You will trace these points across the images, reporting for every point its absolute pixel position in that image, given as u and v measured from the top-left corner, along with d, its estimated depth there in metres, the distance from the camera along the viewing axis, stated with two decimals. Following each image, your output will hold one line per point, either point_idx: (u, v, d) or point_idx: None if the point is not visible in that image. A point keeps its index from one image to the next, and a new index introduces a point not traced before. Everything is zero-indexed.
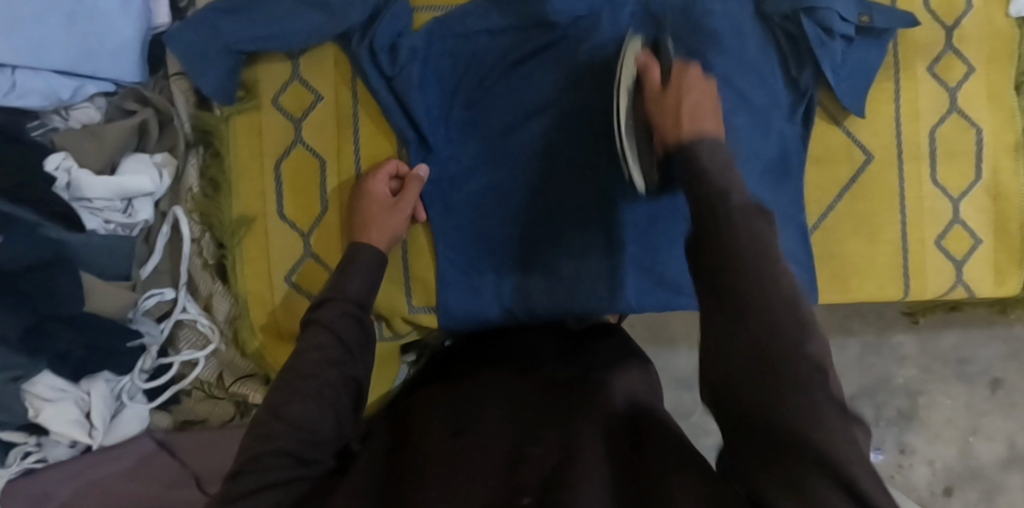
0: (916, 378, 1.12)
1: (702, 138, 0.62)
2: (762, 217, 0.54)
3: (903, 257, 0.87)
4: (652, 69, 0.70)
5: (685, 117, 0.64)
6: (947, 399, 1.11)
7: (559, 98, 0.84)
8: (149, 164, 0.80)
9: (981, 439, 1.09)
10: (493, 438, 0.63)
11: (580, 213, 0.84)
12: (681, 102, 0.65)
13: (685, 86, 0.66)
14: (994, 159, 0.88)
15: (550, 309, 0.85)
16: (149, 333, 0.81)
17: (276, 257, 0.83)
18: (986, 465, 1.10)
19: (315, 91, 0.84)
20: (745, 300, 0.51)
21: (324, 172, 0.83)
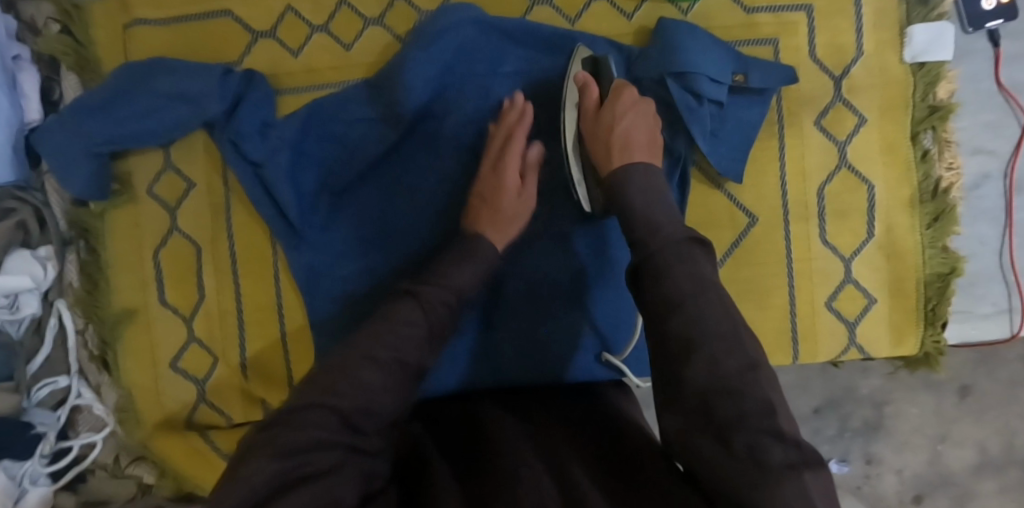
0: (881, 387, 0.96)
1: (632, 165, 0.68)
2: (696, 245, 0.56)
3: (791, 322, 0.83)
4: (590, 87, 0.75)
5: (615, 146, 0.70)
6: (914, 407, 0.95)
7: (430, 182, 0.82)
8: (32, 260, 0.82)
9: (951, 447, 0.95)
10: (510, 461, 0.53)
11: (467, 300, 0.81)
12: (614, 126, 0.71)
13: (618, 115, 0.72)
14: (888, 216, 0.82)
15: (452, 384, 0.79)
16: (42, 422, 0.84)
17: (161, 349, 0.84)
18: (957, 472, 0.95)
19: (187, 179, 0.84)
20: (675, 312, 0.52)
21: (201, 260, 0.84)
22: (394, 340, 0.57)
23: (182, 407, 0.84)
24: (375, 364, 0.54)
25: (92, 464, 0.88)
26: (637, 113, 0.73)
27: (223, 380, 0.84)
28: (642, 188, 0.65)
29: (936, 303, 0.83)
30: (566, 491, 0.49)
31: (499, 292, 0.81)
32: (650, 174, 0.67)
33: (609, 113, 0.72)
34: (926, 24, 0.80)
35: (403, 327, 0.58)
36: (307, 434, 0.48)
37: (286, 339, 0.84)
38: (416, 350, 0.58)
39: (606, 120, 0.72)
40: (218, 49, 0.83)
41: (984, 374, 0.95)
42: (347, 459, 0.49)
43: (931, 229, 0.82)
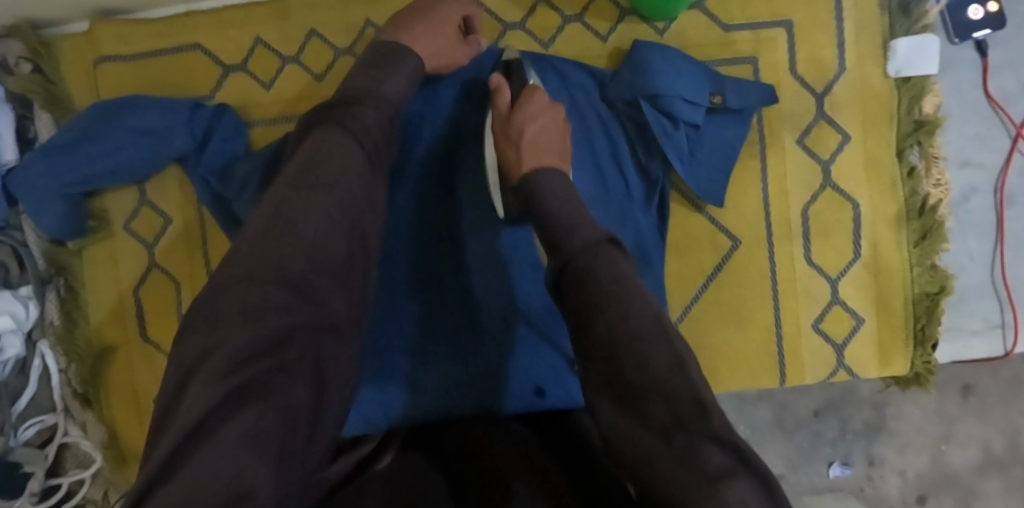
0: (882, 388, 0.92)
1: (541, 172, 0.65)
2: (611, 246, 0.51)
3: (777, 344, 0.82)
4: (503, 90, 0.74)
5: (525, 150, 0.69)
6: (916, 409, 0.92)
7: (407, 222, 0.82)
8: (12, 300, 0.81)
9: (954, 447, 0.91)
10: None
11: (446, 337, 0.80)
12: (525, 132, 0.70)
13: (529, 117, 0.72)
14: (874, 234, 0.80)
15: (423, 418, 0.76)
16: (31, 462, 0.85)
17: (142, 385, 0.85)
18: (961, 472, 0.92)
19: (163, 215, 0.84)
20: (604, 308, 0.46)
21: (179, 294, 0.84)
22: (318, 173, 0.51)
23: None
24: (315, 213, 0.49)
25: (82, 500, 0.87)
26: (549, 115, 0.72)
27: None
28: (556, 191, 0.62)
29: (925, 323, 0.81)
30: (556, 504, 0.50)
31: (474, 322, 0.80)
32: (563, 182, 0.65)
33: (518, 122, 0.71)
34: (910, 36, 0.78)
35: (332, 152, 0.53)
36: (231, 317, 0.43)
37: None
38: (349, 175, 0.53)
39: (514, 125, 0.72)
40: (190, 83, 0.83)
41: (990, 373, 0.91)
42: (305, 347, 0.44)
43: (919, 247, 0.80)
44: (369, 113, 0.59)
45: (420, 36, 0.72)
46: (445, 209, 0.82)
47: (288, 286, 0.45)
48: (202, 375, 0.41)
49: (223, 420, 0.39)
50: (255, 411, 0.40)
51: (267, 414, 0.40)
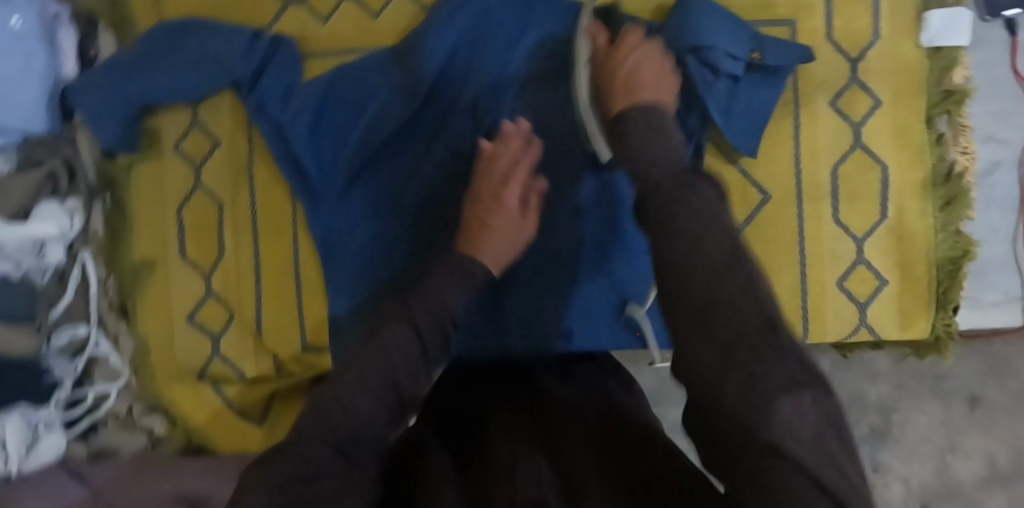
0: (888, 395, 0.98)
1: (633, 104, 0.70)
2: (689, 179, 0.58)
3: (801, 301, 0.83)
4: (598, 35, 0.79)
5: (622, 85, 0.73)
6: (922, 416, 0.97)
7: (453, 161, 0.84)
8: (60, 209, 0.83)
9: (959, 457, 0.96)
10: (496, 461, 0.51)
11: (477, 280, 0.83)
12: (628, 64, 0.74)
13: (626, 54, 0.75)
14: (900, 198, 0.82)
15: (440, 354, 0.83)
16: (61, 371, 0.86)
17: (177, 302, 0.86)
18: (966, 484, 0.97)
19: (213, 138, 0.86)
20: (678, 252, 0.52)
21: (222, 219, 0.86)
22: (376, 362, 0.58)
23: (198, 361, 0.86)
24: (366, 394, 0.55)
25: (106, 414, 0.90)
26: (648, 49, 0.76)
27: (236, 339, 0.86)
28: (639, 125, 0.68)
29: (946, 287, 0.82)
30: (569, 481, 0.48)
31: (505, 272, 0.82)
32: (652, 111, 0.70)
33: (614, 57, 0.76)
34: (943, 10, 0.81)
35: (391, 350, 0.60)
36: (286, 457, 0.46)
37: (301, 299, 0.86)
38: (394, 362, 0.59)
39: (609, 66, 0.76)
40: (250, 14, 0.86)
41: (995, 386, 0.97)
42: (336, 459, 0.48)
43: (944, 212, 0.82)
44: (424, 308, 0.66)
45: (483, 242, 0.76)
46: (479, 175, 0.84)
47: (333, 443, 0.49)
48: (247, 491, 0.44)
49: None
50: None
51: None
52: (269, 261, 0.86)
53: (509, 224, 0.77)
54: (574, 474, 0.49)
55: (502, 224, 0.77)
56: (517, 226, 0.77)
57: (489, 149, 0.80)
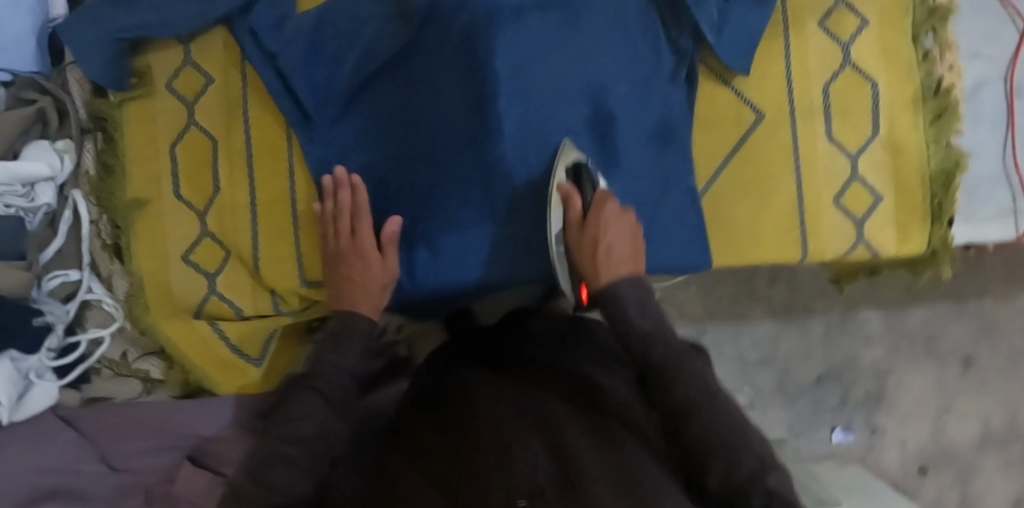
0: (883, 358, 1.39)
1: (617, 284, 0.75)
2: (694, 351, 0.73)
3: (799, 218, 0.84)
4: (572, 200, 0.77)
5: (602, 266, 0.76)
6: (917, 377, 1.39)
7: (445, 90, 0.80)
8: (49, 150, 0.83)
9: (954, 418, 1.39)
10: (484, 445, 0.59)
11: (485, 207, 0.80)
12: (602, 249, 0.76)
13: (601, 229, 0.76)
14: (891, 114, 0.83)
15: (438, 282, 0.82)
16: (52, 313, 0.84)
17: (171, 239, 0.84)
18: (960, 448, 1.39)
19: (206, 75, 0.86)
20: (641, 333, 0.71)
21: (217, 154, 0.85)
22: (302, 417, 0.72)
23: (195, 298, 0.84)
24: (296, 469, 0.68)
25: (100, 362, 0.88)
26: (620, 224, 0.77)
27: (233, 275, 0.85)
28: (634, 300, 0.75)
29: (941, 199, 0.83)
30: (564, 468, 0.57)
31: (508, 193, 0.79)
32: (634, 286, 0.76)
33: (592, 227, 0.76)
34: None
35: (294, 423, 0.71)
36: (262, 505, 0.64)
37: (295, 231, 0.85)
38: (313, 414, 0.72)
39: (591, 241, 0.76)
40: None
41: (987, 350, 1.40)
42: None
43: (933, 125, 0.83)
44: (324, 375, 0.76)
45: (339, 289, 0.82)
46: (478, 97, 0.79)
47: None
48: None
49: None
50: None
51: None
52: (265, 194, 0.85)
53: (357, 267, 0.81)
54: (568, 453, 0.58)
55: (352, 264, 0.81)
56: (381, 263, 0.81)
57: (321, 208, 0.82)
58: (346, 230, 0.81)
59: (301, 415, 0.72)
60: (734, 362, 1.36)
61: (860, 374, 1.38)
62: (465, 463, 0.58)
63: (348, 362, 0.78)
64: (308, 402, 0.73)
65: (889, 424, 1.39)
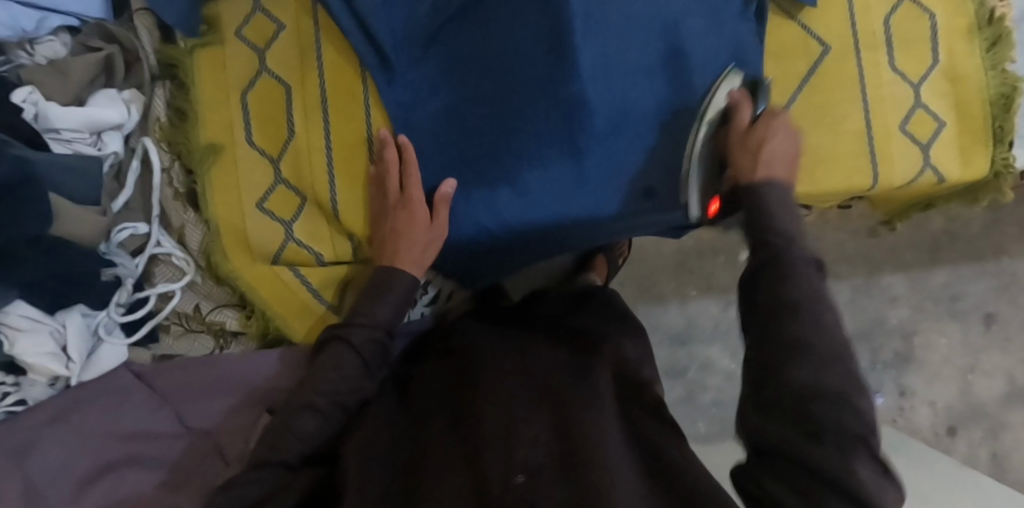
0: (909, 318, 1.40)
1: (766, 183, 0.68)
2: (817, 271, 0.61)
3: (868, 145, 0.86)
4: (742, 107, 0.75)
5: (759, 163, 0.69)
6: (942, 337, 1.40)
7: (524, 28, 0.80)
8: (117, 99, 0.81)
9: (979, 375, 1.39)
10: (483, 421, 0.62)
11: (570, 141, 0.79)
12: (764, 151, 0.70)
13: (770, 133, 0.71)
14: (949, 43, 0.87)
15: (522, 221, 0.81)
16: (123, 266, 0.81)
17: (246, 184, 0.83)
18: (988, 404, 1.39)
19: (277, 22, 0.85)
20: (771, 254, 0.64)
21: (290, 99, 0.84)
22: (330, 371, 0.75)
23: (271, 245, 0.83)
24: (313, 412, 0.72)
25: (169, 317, 0.85)
26: (790, 138, 0.72)
27: (310, 222, 0.83)
28: (774, 201, 0.67)
29: (1003, 121, 0.87)
30: (562, 443, 0.60)
31: (590, 126, 0.79)
32: (782, 191, 0.68)
33: (757, 132, 0.72)
34: None
35: (330, 375, 0.74)
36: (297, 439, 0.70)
37: (365, 190, 0.84)
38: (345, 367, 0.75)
39: (757, 138, 0.71)
40: None
41: (1009, 306, 1.40)
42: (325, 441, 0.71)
43: (991, 53, 0.87)
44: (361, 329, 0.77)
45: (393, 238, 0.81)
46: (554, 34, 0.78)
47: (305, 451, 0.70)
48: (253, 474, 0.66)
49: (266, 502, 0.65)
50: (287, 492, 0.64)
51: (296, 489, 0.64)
52: (340, 138, 0.84)
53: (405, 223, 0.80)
54: (567, 425, 0.62)
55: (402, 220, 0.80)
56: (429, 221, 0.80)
57: (375, 168, 0.82)
58: (394, 189, 0.80)
59: (331, 367, 0.75)
60: None
61: (888, 334, 1.40)
62: (470, 441, 0.61)
63: (380, 311, 0.78)
64: (338, 353, 0.76)
65: (917, 385, 1.39)
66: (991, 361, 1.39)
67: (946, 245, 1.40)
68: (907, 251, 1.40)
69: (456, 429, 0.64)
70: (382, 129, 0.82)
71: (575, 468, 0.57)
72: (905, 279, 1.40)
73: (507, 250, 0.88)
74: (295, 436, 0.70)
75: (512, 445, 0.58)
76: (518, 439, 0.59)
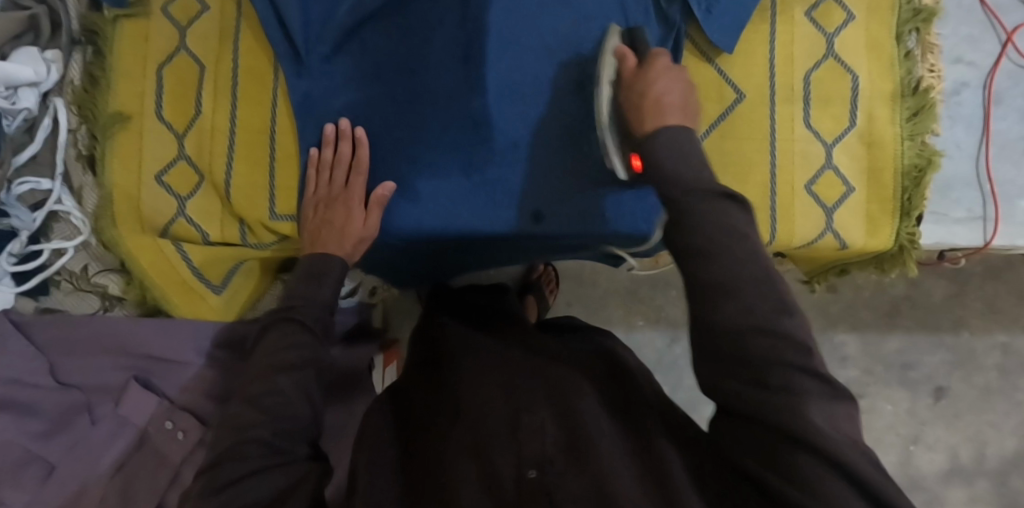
0: (857, 380, 1.27)
1: (662, 127, 0.66)
2: (731, 204, 0.60)
3: (770, 200, 0.84)
4: (627, 58, 0.72)
5: (648, 111, 0.68)
6: (888, 404, 1.27)
7: (435, 41, 0.82)
8: (37, 57, 0.83)
9: (920, 448, 1.25)
10: (490, 414, 0.65)
11: (464, 156, 0.81)
12: (659, 92, 0.68)
13: (651, 80, 0.69)
14: (870, 107, 0.85)
15: (405, 227, 0.82)
16: (18, 218, 0.83)
17: (148, 156, 0.85)
18: (927, 477, 1.25)
19: (202, 3, 0.87)
20: (701, 260, 0.58)
21: (204, 79, 0.86)
22: (285, 342, 0.72)
23: (163, 220, 0.85)
24: (285, 378, 0.69)
25: (60, 273, 0.88)
26: (671, 76, 0.70)
27: (204, 200, 0.86)
28: (671, 148, 0.64)
29: (911, 194, 0.85)
30: (568, 432, 0.62)
31: (486, 145, 0.81)
32: (685, 135, 0.65)
33: (643, 77, 0.70)
34: None
35: (284, 347, 0.71)
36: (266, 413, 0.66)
37: (306, 171, 0.84)
38: (298, 337, 0.73)
39: (640, 91, 0.69)
40: None
41: (960, 381, 1.27)
42: (306, 414, 0.69)
43: (910, 122, 0.85)
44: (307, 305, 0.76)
45: (319, 229, 0.81)
46: (461, 56, 0.80)
47: (274, 425, 0.66)
48: (232, 451, 0.63)
49: (261, 457, 0.63)
50: (270, 473, 0.63)
51: (282, 474, 0.63)
52: (245, 123, 0.86)
53: (336, 215, 0.81)
54: (574, 414, 0.63)
55: (338, 212, 0.81)
56: (365, 222, 0.81)
57: (319, 155, 0.83)
58: (339, 182, 0.82)
59: (287, 346, 0.71)
60: None
61: None
62: (477, 437, 0.63)
63: (322, 293, 0.78)
64: (292, 333, 0.73)
65: None
66: (936, 435, 1.26)
67: (906, 308, 1.28)
68: (864, 312, 1.28)
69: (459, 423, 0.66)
70: (344, 117, 0.83)
71: (584, 454, 0.60)
72: (859, 339, 1.28)
73: (408, 253, 0.90)
74: (266, 416, 0.66)
75: (520, 439, 0.61)
76: (520, 435, 0.62)
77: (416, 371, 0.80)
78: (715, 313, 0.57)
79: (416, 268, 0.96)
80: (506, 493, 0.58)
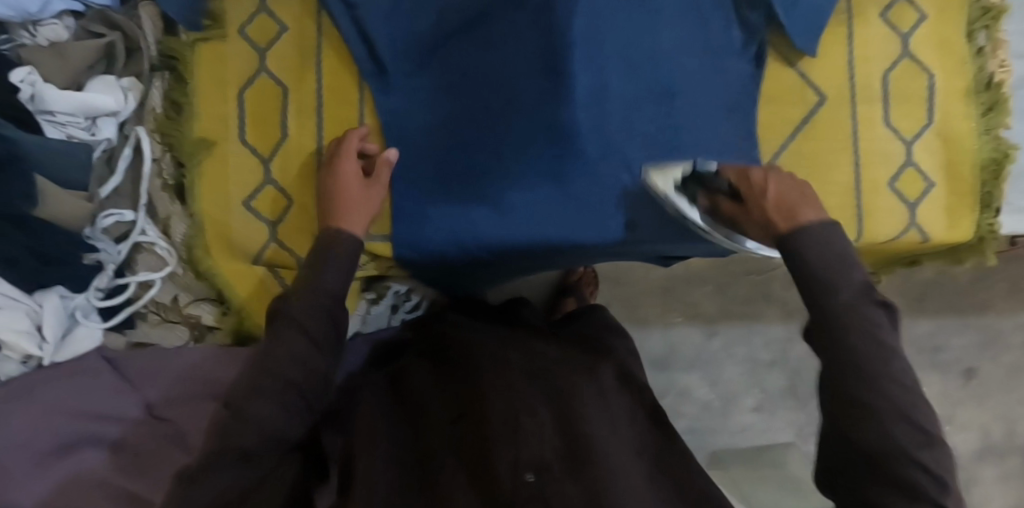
0: None
1: (803, 229, 0.67)
2: (874, 302, 0.63)
3: (857, 197, 0.86)
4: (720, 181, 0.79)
5: (782, 216, 0.70)
6: (922, 387, 1.30)
7: (521, 54, 0.80)
8: (115, 86, 0.81)
9: (955, 428, 1.29)
10: (493, 418, 0.71)
11: (554, 170, 0.80)
12: (779, 204, 0.71)
13: (763, 188, 0.74)
14: (945, 104, 0.88)
15: (504, 243, 0.82)
16: (105, 251, 0.82)
17: (235, 183, 0.84)
18: (962, 455, 1.29)
19: (280, 23, 0.86)
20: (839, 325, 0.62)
21: (286, 100, 0.85)
22: (281, 354, 0.67)
23: (259, 247, 0.84)
24: (267, 390, 0.65)
25: (147, 306, 0.86)
26: (778, 182, 0.74)
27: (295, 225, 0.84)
28: (823, 253, 0.65)
29: (991, 187, 0.88)
30: (564, 441, 0.71)
31: (573, 150, 0.79)
32: (822, 229, 0.67)
33: (755, 190, 0.74)
34: None
35: (281, 357, 0.67)
36: (251, 419, 0.64)
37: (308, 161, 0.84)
38: (295, 349, 0.67)
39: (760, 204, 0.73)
40: None
41: (989, 361, 1.31)
42: (294, 415, 0.67)
43: (985, 118, 0.88)
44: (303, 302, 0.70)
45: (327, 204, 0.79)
46: (545, 67, 0.79)
47: (260, 432, 0.64)
48: (215, 458, 0.62)
49: (231, 464, 0.63)
50: (230, 474, 0.63)
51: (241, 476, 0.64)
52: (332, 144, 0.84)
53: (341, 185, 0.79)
54: (573, 429, 0.71)
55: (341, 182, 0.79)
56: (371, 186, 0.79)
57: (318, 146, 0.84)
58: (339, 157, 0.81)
59: (283, 355, 0.67)
60: (747, 363, 1.26)
61: None
62: (476, 439, 0.70)
63: (326, 282, 0.72)
64: (288, 339, 0.68)
65: None
66: (969, 415, 1.30)
67: (933, 291, 1.30)
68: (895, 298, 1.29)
69: (458, 420, 0.72)
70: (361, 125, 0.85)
71: (582, 465, 0.68)
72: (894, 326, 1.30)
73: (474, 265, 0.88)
74: (253, 426, 0.64)
75: (517, 442, 0.69)
76: (515, 441, 0.69)
77: (416, 360, 0.81)
78: (841, 376, 0.60)
79: (491, 279, 0.94)
80: (505, 491, 0.66)
